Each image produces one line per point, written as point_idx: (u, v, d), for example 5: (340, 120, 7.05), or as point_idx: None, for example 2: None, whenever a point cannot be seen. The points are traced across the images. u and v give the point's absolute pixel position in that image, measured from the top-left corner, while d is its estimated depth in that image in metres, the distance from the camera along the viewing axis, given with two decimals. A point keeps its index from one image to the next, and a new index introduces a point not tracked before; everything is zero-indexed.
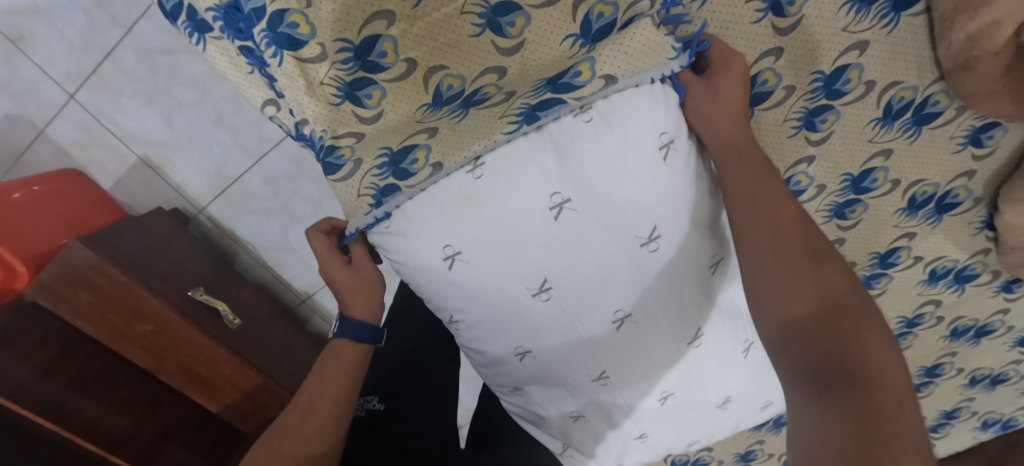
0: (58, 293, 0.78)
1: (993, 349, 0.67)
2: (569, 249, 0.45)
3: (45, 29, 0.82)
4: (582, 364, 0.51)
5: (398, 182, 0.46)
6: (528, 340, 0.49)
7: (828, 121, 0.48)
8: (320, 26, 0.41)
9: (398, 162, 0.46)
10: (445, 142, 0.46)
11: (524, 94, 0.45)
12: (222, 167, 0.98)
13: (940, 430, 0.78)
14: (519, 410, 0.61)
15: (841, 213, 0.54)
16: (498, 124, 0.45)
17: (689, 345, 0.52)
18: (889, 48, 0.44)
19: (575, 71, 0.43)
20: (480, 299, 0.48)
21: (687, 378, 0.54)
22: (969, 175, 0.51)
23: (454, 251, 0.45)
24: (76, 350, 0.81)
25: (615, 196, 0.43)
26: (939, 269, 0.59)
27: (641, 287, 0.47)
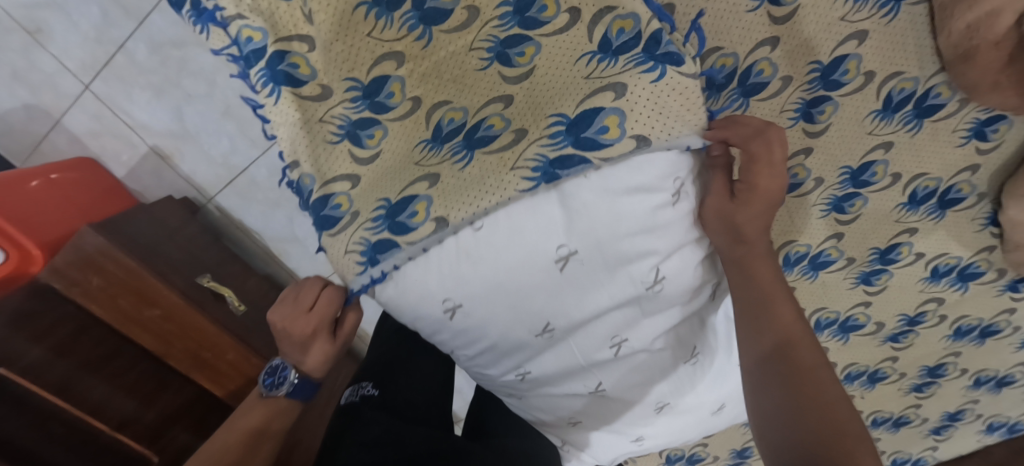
0: (71, 276, 0.80)
1: (999, 351, 0.65)
2: (570, 294, 0.46)
3: (61, 21, 0.85)
4: (580, 382, 0.52)
5: (394, 236, 0.45)
6: (527, 363, 0.51)
7: (826, 112, 0.48)
8: (321, 69, 0.42)
9: (395, 215, 0.44)
10: (445, 193, 0.44)
11: (537, 138, 0.43)
12: (230, 158, 1.00)
13: (942, 432, 0.76)
14: (517, 409, 0.61)
15: (840, 207, 0.54)
16: (513, 177, 0.43)
17: (688, 364, 0.51)
18: (889, 38, 0.43)
19: (600, 125, 0.42)
20: (477, 332, 0.48)
21: (683, 386, 0.53)
22: (973, 169, 0.50)
23: (452, 305, 0.46)
24: (87, 333, 0.83)
25: (620, 246, 0.44)
26: (942, 266, 0.57)
27: (637, 323, 0.48)
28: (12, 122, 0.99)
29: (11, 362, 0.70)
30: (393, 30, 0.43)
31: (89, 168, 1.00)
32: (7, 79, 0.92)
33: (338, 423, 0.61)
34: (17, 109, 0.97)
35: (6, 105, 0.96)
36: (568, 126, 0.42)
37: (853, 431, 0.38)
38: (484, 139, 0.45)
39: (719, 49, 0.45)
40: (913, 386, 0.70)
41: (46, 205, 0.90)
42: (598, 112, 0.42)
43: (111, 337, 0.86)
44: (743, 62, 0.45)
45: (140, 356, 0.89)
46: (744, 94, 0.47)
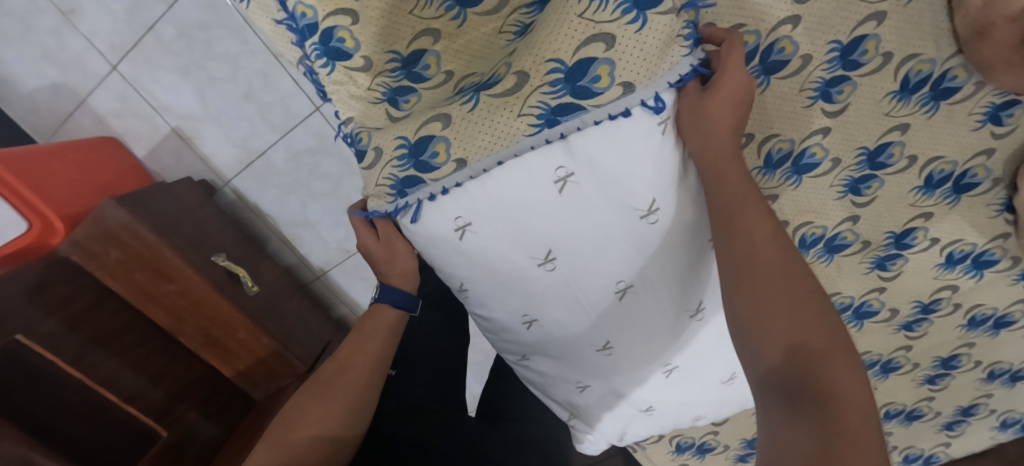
0: (89, 249, 0.82)
1: (1013, 343, 0.65)
2: (570, 218, 0.45)
3: (92, 3, 0.88)
4: (585, 333, 0.51)
5: (419, 174, 0.46)
6: (533, 308, 0.51)
7: (844, 92, 0.49)
8: (365, 41, 0.44)
9: (417, 154, 0.45)
10: (462, 133, 0.44)
11: (538, 84, 0.42)
12: (249, 140, 1.02)
13: (955, 428, 0.76)
14: (526, 378, 0.62)
15: (856, 188, 0.55)
16: (518, 124, 0.43)
17: (691, 318, 0.52)
18: (908, 19, 0.44)
19: (594, 75, 0.41)
20: (485, 266, 0.48)
21: (691, 350, 0.54)
22: (987, 153, 0.51)
23: (464, 222, 0.46)
24: (103, 306, 0.84)
25: (615, 167, 0.43)
26: (956, 252, 0.58)
27: (638, 258, 0.47)
28: (38, 101, 1.02)
29: (31, 329, 0.72)
30: (432, 9, 0.44)
31: (107, 147, 1.03)
32: (38, 59, 0.96)
33: None
34: (44, 88, 1.00)
35: (33, 83, 0.99)
36: (567, 75, 0.41)
37: (839, 364, 0.38)
38: (492, 87, 0.44)
39: (742, 26, 0.46)
40: (926, 378, 0.70)
41: (68, 178, 0.92)
42: (592, 61, 0.41)
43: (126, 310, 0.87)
44: (764, 40, 0.46)
45: (153, 332, 0.90)
46: (765, 71, 0.48)
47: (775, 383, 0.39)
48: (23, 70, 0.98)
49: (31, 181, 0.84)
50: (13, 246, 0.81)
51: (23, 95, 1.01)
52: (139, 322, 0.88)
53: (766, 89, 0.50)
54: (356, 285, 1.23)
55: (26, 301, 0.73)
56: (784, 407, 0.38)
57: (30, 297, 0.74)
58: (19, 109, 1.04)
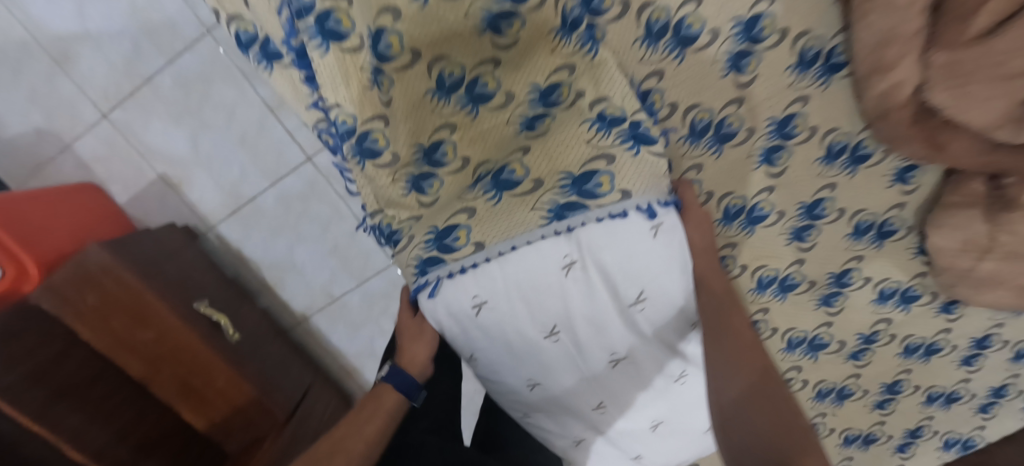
0: (64, 293, 0.81)
1: (943, 367, 0.75)
2: (578, 299, 0.55)
3: (91, 54, 0.92)
4: (587, 387, 0.64)
5: (441, 255, 0.52)
6: (526, 365, 0.59)
7: (782, 158, 0.59)
8: (396, 140, 0.46)
9: (442, 238, 0.52)
10: (483, 223, 0.52)
11: (551, 187, 0.52)
12: (239, 186, 1.04)
13: (906, 450, 0.83)
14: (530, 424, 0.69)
15: (800, 236, 0.64)
16: (531, 215, 0.52)
17: (673, 370, 0.64)
18: (827, 101, 0.55)
19: (596, 181, 0.51)
20: (498, 335, 0.55)
21: (635, 397, 0.68)
22: (900, 206, 0.62)
23: (481, 301, 0.53)
24: (72, 355, 0.81)
25: (614, 260, 0.53)
26: (887, 289, 0.68)
27: (628, 332, 0.60)
28: (20, 144, 1.02)
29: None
30: (450, 107, 0.48)
31: (89, 192, 1.04)
32: (27, 104, 0.97)
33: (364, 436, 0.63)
34: (27, 133, 1.01)
35: (17, 127, 1.00)
36: (573, 180, 0.51)
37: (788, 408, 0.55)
38: (508, 187, 0.52)
39: (698, 105, 0.56)
40: (875, 402, 0.78)
41: (47, 222, 0.90)
42: (594, 172, 0.51)
43: (95, 360, 0.85)
44: (717, 114, 0.56)
45: (122, 382, 0.87)
46: (720, 140, 0.58)
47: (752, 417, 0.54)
48: (8, 115, 0.98)
49: (10, 223, 0.83)
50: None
51: (3, 138, 1.01)
52: (109, 370, 0.86)
53: (721, 156, 0.59)
54: (338, 331, 1.22)
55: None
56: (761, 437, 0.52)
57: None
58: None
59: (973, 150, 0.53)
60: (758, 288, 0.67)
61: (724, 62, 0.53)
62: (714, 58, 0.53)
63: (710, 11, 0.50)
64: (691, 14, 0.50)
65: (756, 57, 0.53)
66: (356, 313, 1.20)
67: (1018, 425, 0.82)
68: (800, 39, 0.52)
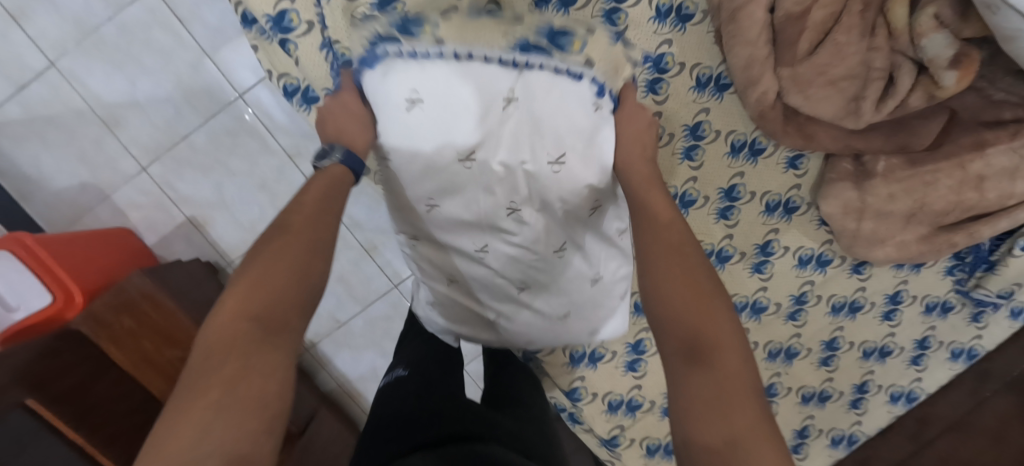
0: (104, 319, 0.91)
1: (869, 323, 0.89)
2: (500, 126, 0.54)
3: (137, 116, 1.09)
4: (469, 230, 0.62)
5: (399, 35, 0.49)
6: (437, 192, 0.58)
7: (699, 154, 0.78)
8: None
9: (405, 22, 0.50)
10: (457, 25, 0.51)
11: (529, 28, 0.53)
12: (257, 224, 1.19)
13: (860, 406, 0.94)
14: (438, 309, 0.70)
15: (724, 215, 0.81)
16: (501, 38, 0.52)
17: (556, 254, 0.65)
18: (723, 111, 0.76)
19: (568, 42, 0.53)
20: (413, 146, 0.54)
21: (541, 277, 0.66)
22: (797, 187, 0.81)
23: (433, 202, 0.59)
24: (103, 376, 0.89)
25: (548, 110, 0.53)
26: (804, 255, 0.84)
27: (530, 178, 0.58)
28: (63, 197, 1.14)
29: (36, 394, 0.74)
30: None
31: (122, 236, 1.13)
32: (75, 162, 1.11)
33: (381, 402, 0.66)
34: (72, 187, 1.13)
35: (63, 182, 1.13)
36: (551, 29, 0.53)
37: (720, 323, 0.39)
38: (493, 16, 0.53)
39: None
40: (821, 360, 0.90)
41: (87, 258, 1.00)
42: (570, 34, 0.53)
43: (124, 381, 0.93)
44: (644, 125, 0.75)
45: (145, 404, 0.95)
46: None
47: (681, 347, 0.39)
48: (56, 171, 1.12)
49: (62, 258, 0.94)
50: (34, 318, 0.88)
51: (48, 192, 1.13)
52: (134, 391, 0.94)
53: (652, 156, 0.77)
54: (342, 355, 1.27)
55: (43, 364, 0.78)
56: (682, 354, 0.38)
57: (46, 363, 0.79)
58: (39, 205, 1.15)
59: (836, 136, 0.73)
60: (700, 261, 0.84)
61: (644, 87, 0.74)
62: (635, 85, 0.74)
63: None
64: None
65: (666, 82, 0.74)
66: (358, 338, 1.26)
67: (949, 374, 0.95)
68: (695, 68, 0.74)
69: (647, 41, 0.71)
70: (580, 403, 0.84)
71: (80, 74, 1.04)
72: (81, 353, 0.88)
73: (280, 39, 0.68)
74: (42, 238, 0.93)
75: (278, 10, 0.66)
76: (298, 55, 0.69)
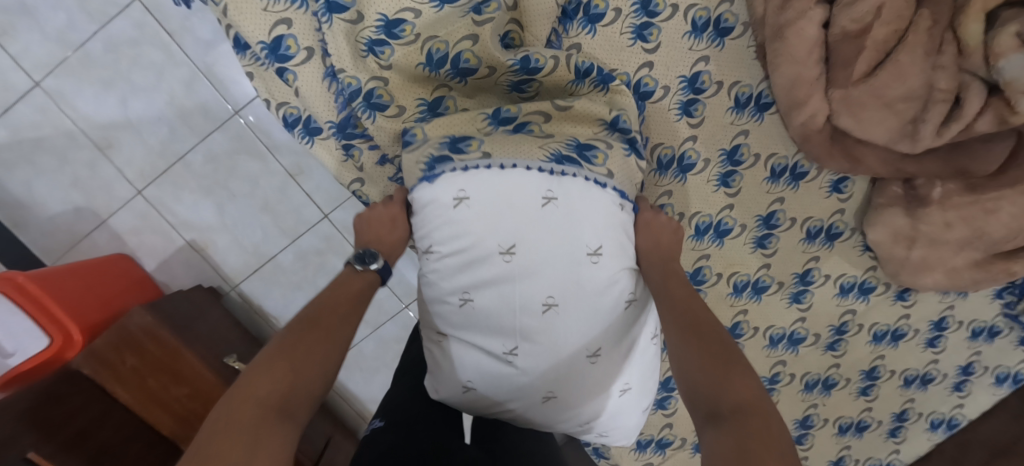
0: (105, 358, 0.87)
1: (911, 350, 0.84)
2: (536, 231, 0.51)
3: (131, 139, 1.03)
4: (499, 331, 0.55)
5: (450, 154, 0.54)
6: (475, 286, 0.53)
7: (736, 180, 0.72)
8: (408, 92, 0.62)
9: (455, 143, 0.56)
10: (496, 143, 0.55)
11: (559, 141, 0.56)
12: (260, 246, 1.14)
13: (898, 434, 0.90)
14: (468, 403, 0.60)
15: (762, 243, 0.76)
16: (538, 152, 0.54)
17: (588, 359, 0.56)
18: (764, 133, 0.69)
19: (592, 155, 0.55)
20: (457, 246, 0.53)
21: (579, 388, 0.57)
22: (841, 212, 0.74)
23: (467, 296, 0.54)
24: (110, 416, 0.87)
25: (585, 210, 0.53)
26: (846, 283, 0.78)
27: (570, 285, 0.53)
28: (57, 222, 1.09)
29: (39, 446, 0.70)
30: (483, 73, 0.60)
31: (122, 262, 1.09)
32: (67, 187, 1.06)
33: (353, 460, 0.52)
34: (65, 212, 1.08)
35: (56, 208, 1.07)
36: (577, 144, 0.56)
37: (741, 376, 0.42)
38: (525, 133, 0.56)
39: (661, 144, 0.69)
40: (860, 390, 0.86)
41: (86, 291, 0.96)
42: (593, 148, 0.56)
43: (131, 420, 0.91)
44: (677, 150, 0.69)
45: (156, 441, 0.92)
46: (683, 171, 0.71)
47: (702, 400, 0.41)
48: (48, 197, 1.06)
49: (57, 295, 0.89)
50: (32, 360, 0.85)
51: (41, 219, 1.08)
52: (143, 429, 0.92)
53: (686, 182, 0.71)
54: (354, 378, 1.24)
55: (39, 413, 0.75)
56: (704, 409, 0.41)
57: (44, 412, 0.76)
58: (33, 232, 1.09)
59: (885, 160, 0.66)
60: (734, 292, 0.78)
61: (677, 109, 0.67)
62: (668, 107, 0.67)
63: (660, 72, 0.65)
64: (647, 75, 0.65)
65: (702, 103, 0.67)
66: (370, 360, 1.22)
67: (992, 399, 0.89)
68: (733, 87, 0.66)
69: (682, 58, 0.64)
70: (606, 443, 0.82)
71: (68, 95, 0.98)
72: (81, 393, 0.86)
73: (278, 68, 0.61)
74: (32, 273, 0.88)
75: (273, 36, 0.59)
76: (297, 85, 0.62)
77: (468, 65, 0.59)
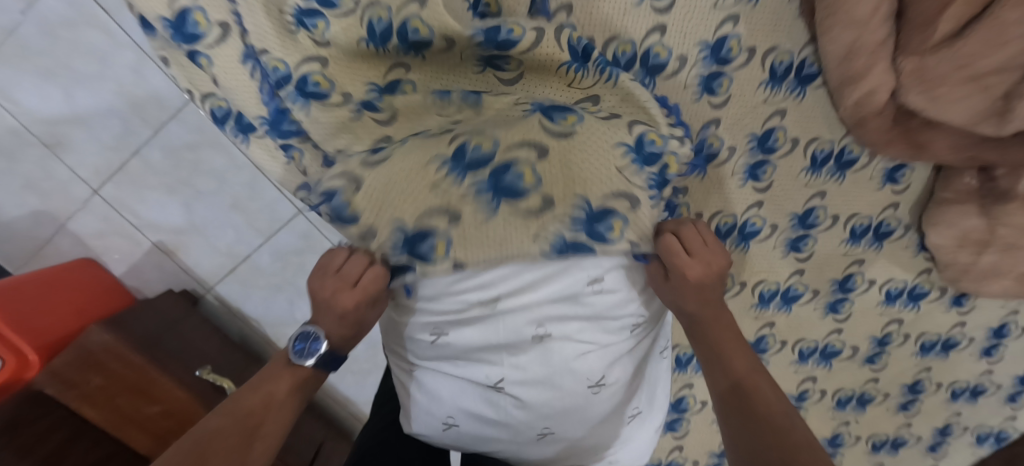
0: (68, 379, 0.75)
1: (962, 362, 0.73)
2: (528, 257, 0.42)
3: (85, 136, 0.88)
4: (482, 364, 0.44)
5: (414, 262, 0.42)
6: (450, 316, 0.44)
7: (768, 172, 0.58)
8: (347, 81, 0.45)
9: (413, 245, 0.41)
10: (468, 237, 0.41)
11: (560, 215, 0.41)
12: (233, 246, 1.02)
13: (939, 449, 0.81)
14: (451, 445, 0.50)
15: (796, 247, 0.63)
16: (531, 244, 0.41)
17: (593, 390, 0.45)
18: (803, 113, 0.55)
19: (609, 224, 0.41)
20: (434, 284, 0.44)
21: (583, 422, 0.46)
22: (894, 206, 0.61)
23: (440, 331, 0.44)
24: (77, 440, 0.77)
25: None
26: (893, 289, 0.67)
27: (567, 307, 0.43)
28: (15, 229, 0.96)
29: None
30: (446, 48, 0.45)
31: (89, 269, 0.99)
32: (18, 188, 0.92)
33: None
34: (22, 217, 0.95)
35: (14, 213, 0.94)
36: (586, 217, 0.41)
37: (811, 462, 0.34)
38: (510, 194, 0.41)
39: None
40: (899, 405, 0.77)
41: (40, 301, 0.84)
42: (609, 212, 0.41)
43: (104, 440, 0.81)
44: (695, 137, 0.55)
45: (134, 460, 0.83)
46: (701, 163, 0.57)
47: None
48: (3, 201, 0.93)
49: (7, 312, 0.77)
50: None
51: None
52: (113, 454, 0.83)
53: (705, 176, 0.58)
54: (345, 380, 1.16)
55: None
56: None
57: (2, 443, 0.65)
58: None
59: (958, 145, 0.52)
60: (760, 303, 0.67)
61: (696, 85, 0.53)
62: (685, 83, 0.53)
63: (675, 38, 0.50)
64: (657, 42, 0.50)
65: (728, 76, 0.53)
66: (361, 361, 1.14)
67: None
68: (769, 54, 0.52)
69: (704, 18, 0.50)
70: None
71: (6, 88, 0.83)
72: (47, 415, 0.75)
73: (189, 51, 0.49)
74: None
75: (176, 10, 0.47)
76: (214, 72, 0.50)
77: (419, 37, 0.43)
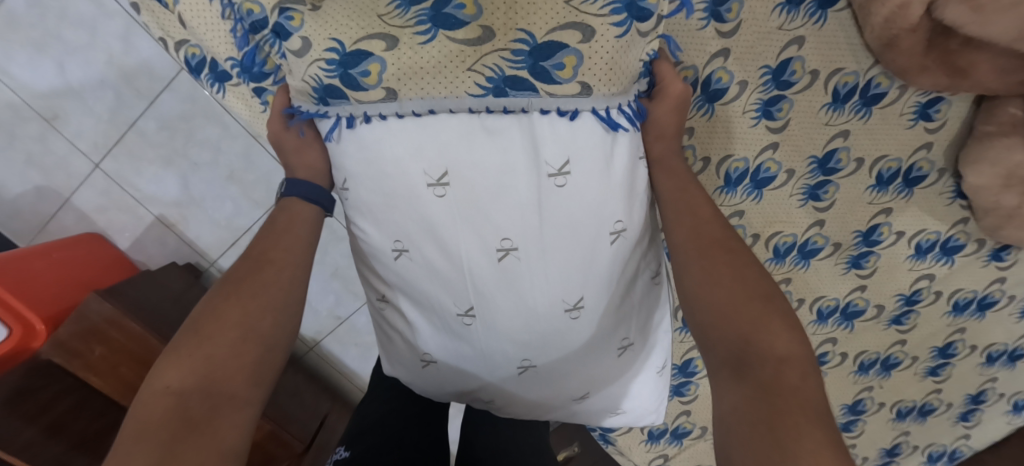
0: (73, 348, 0.74)
1: (1000, 322, 0.67)
2: (484, 146, 0.38)
3: (76, 106, 0.81)
4: (450, 285, 0.41)
5: (343, 88, 0.37)
6: (410, 232, 0.40)
7: (784, 109, 0.53)
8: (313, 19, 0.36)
9: (347, 66, 0.36)
10: (407, 65, 0.36)
11: (503, 46, 0.35)
12: (233, 219, 0.95)
13: (970, 418, 0.76)
14: (432, 387, 0.49)
15: (815, 194, 0.58)
16: (463, 77, 0.36)
17: (568, 314, 0.41)
18: (824, 41, 0.49)
19: (559, 61, 0.35)
20: (375, 170, 0.39)
21: (564, 354, 0.43)
22: (927, 147, 0.55)
23: (402, 246, 0.41)
24: (84, 408, 0.76)
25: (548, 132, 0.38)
26: (924, 242, 0.61)
27: (531, 214, 0.39)
28: (20, 206, 0.93)
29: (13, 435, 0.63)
30: None
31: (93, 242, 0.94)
32: (20, 163, 0.87)
33: None
34: (26, 192, 0.91)
35: (16, 189, 0.91)
36: (530, 52, 0.35)
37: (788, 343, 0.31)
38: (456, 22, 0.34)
39: (682, 63, 0.49)
40: (928, 369, 0.72)
41: (39, 272, 0.82)
42: (563, 46, 0.35)
43: (110, 409, 0.79)
44: (701, 72, 0.49)
45: None
46: (709, 100, 0.51)
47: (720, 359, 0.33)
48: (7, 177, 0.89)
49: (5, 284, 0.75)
50: None
51: (5, 201, 0.92)
52: None
53: (712, 116, 0.52)
54: (350, 353, 1.15)
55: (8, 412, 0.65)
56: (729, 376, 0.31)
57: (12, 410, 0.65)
58: None
59: (1005, 69, 0.45)
60: (775, 258, 0.63)
61: (702, 11, 0.47)
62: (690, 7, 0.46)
63: None
64: None
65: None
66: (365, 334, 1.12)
67: None
68: None
69: None
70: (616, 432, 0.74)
71: None
72: (53, 385, 0.74)
73: None
74: None
75: None
76: (179, 11, 0.47)
77: None
